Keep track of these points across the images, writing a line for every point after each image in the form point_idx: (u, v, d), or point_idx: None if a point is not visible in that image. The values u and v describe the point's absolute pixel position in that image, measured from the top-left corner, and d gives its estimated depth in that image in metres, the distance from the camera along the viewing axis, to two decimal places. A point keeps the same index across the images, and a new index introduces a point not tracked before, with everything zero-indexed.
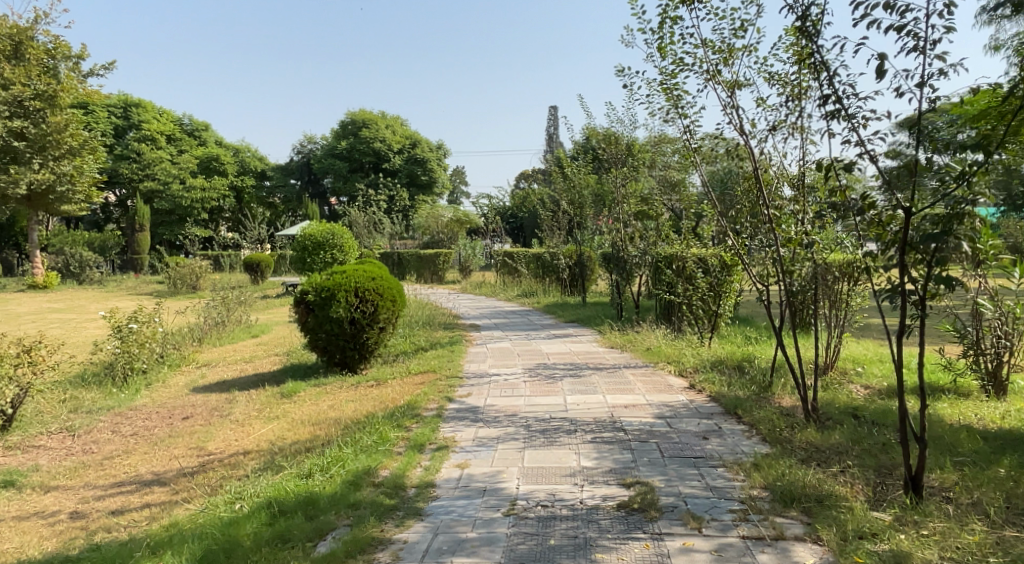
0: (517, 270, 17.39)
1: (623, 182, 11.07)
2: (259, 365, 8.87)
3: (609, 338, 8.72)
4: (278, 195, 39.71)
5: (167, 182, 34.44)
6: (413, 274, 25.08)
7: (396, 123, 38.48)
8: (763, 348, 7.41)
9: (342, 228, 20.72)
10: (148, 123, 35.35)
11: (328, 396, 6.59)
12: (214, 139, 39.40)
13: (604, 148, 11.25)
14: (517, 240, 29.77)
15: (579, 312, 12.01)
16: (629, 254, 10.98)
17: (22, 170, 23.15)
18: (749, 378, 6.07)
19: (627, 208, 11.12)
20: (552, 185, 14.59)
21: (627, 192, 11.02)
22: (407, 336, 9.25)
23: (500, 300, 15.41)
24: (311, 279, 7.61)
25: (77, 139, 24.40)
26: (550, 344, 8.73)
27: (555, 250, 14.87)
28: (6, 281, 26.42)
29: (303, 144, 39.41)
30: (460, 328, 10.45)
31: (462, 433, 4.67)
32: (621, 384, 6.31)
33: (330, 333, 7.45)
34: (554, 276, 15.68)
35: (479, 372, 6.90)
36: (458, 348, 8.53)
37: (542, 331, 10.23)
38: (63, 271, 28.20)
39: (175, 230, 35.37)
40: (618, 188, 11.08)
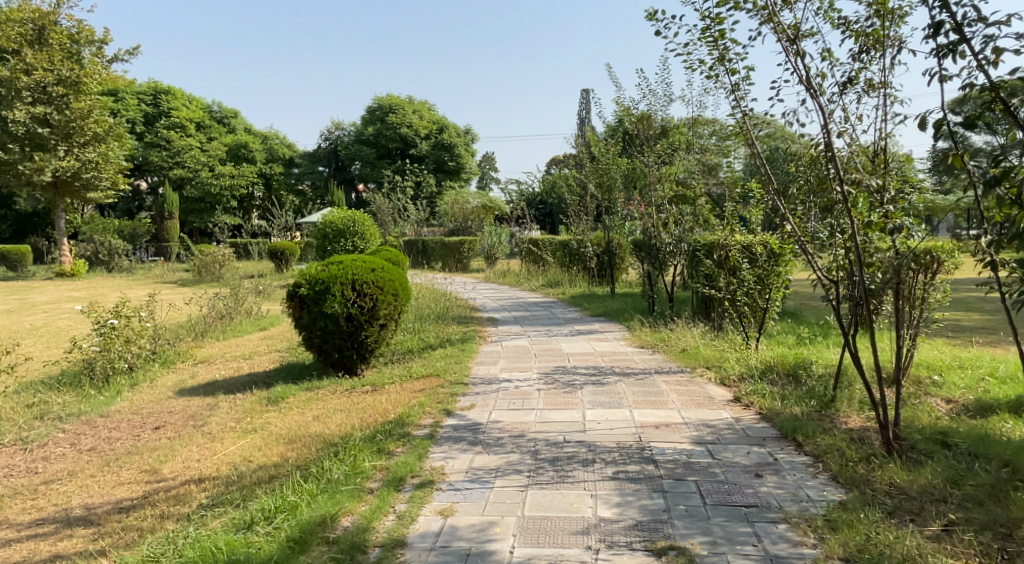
0: (543, 259, 16.52)
1: (656, 164, 10.12)
2: (256, 363, 8.15)
3: (639, 336, 7.82)
4: (306, 182, 39.40)
5: (196, 170, 34.18)
6: (438, 262, 24.35)
7: (424, 108, 37.79)
8: (817, 350, 6.45)
9: (364, 215, 20.18)
10: (177, 110, 35.08)
11: (319, 404, 5.82)
12: (243, 125, 38.95)
13: (635, 127, 10.31)
14: (546, 227, 28.88)
15: (607, 305, 11.10)
16: (662, 242, 10.01)
17: (47, 157, 22.81)
18: (804, 389, 5.13)
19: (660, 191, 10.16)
20: (579, 168, 13.67)
21: (661, 174, 10.07)
22: (416, 333, 8.44)
23: (524, 291, 14.55)
24: (305, 270, 6.86)
25: (101, 126, 24.07)
26: (574, 343, 7.84)
27: (582, 238, 13.96)
28: (35, 269, 26.29)
29: (330, 130, 39.14)
30: (477, 323, 9.60)
31: (455, 462, 3.83)
32: (652, 394, 5.40)
33: (325, 331, 6.68)
34: (581, 266, 14.77)
35: (490, 377, 6.07)
36: (471, 347, 7.69)
37: (566, 327, 9.33)
38: (91, 260, 28.05)
39: (204, 218, 35.15)
40: (651, 170, 10.13)
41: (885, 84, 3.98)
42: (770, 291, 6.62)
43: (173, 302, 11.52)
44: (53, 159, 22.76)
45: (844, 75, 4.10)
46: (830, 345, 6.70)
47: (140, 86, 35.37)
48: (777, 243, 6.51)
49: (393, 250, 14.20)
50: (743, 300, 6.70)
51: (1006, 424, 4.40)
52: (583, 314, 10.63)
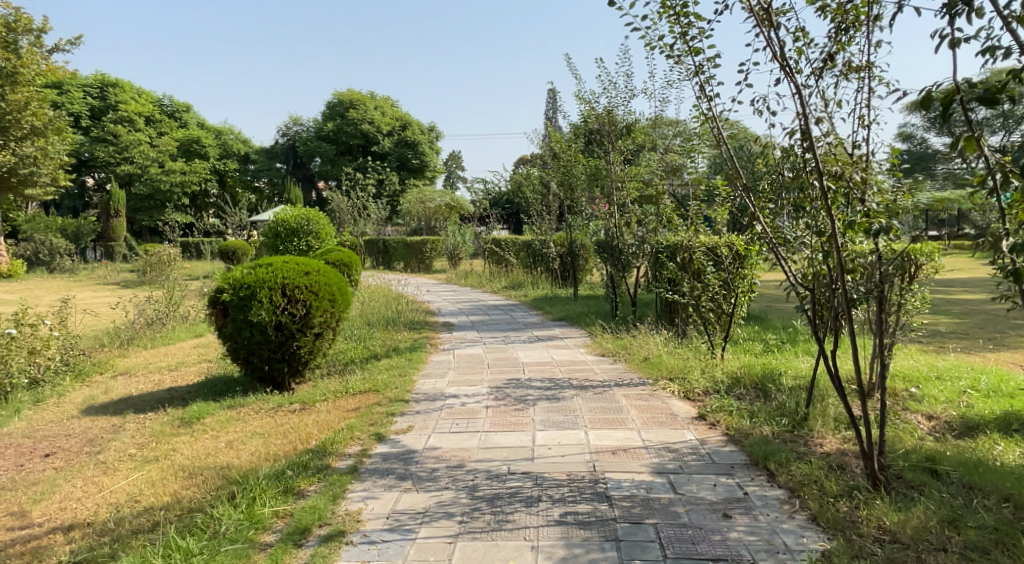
0: (505, 260, 15.97)
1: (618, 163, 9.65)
2: (183, 375, 7.45)
3: (600, 343, 7.32)
4: (263, 180, 38.26)
5: (146, 166, 32.92)
6: (398, 263, 23.65)
7: (385, 104, 37.01)
8: (787, 360, 6.01)
9: (317, 213, 19.43)
10: (125, 104, 33.68)
11: (239, 425, 5.21)
12: (195, 121, 37.81)
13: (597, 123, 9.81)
14: (510, 225, 28.36)
15: (570, 309, 10.58)
16: (624, 242, 9.51)
17: None
18: (776, 405, 4.66)
19: (623, 189, 9.68)
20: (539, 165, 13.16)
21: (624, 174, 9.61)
22: (360, 341, 7.81)
23: (484, 293, 13.98)
24: (230, 274, 6.19)
25: (40, 119, 22.75)
26: (529, 351, 7.31)
27: (544, 237, 13.45)
28: None
29: (288, 126, 38.09)
30: (429, 329, 9.00)
31: (374, 503, 3.27)
32: (610, 411, 4.89)
33: (251, 341, 6.04)
34: (544, 266, 14.27)
35: (433, 392, 5.50)
36: (418, 356, 7.10)
37: (523, 332, 8.79)
38: (32, 260, 26.70)
39: (155, 216, 33.87)
40: (614, 169, 9.65)
41: (868, 65, 3.48)
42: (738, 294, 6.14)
43: (88, 308, 10.72)
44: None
45: (822, 53, 3.60)
46: (801, 352, 6.27)
47: (86, 79, 33.89)
48: (743, 244, 6.04)
49: (345, 250, 13.50)
50: (708, 304, 6.20)
51: (997, 446, 3.98)
52: (543, 318, 10.10)
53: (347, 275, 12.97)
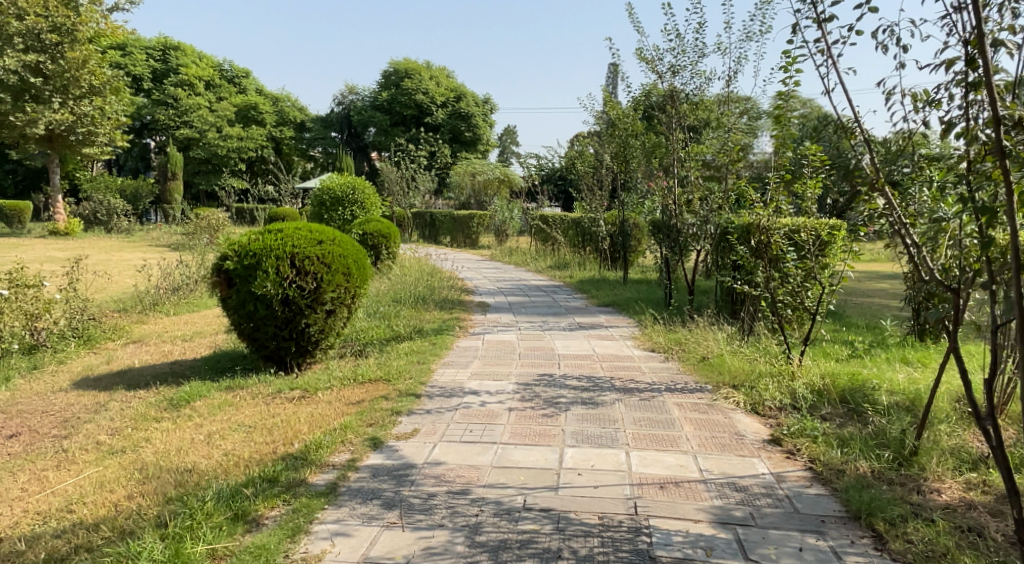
0: (551, 238, 15.10)
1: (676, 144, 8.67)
2: (192, 347, 6.85)
3: (649, 335, 6.44)
4: (317, 148, 38.08)
5: (204, 130, 32.86)
6: (445, 237, 23.02)
7: (441, 74, 36.36)
8: (876, 371, 5.04)
9: (363, 182, 18.90)
10: (186, 67, 33.71)
11: (228, 412, 4.52)
12: (254, 87, 37.83)
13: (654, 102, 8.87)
14: (561, 203, 27.47)
15: (620, 293, 9.65)
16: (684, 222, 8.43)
17: (40, 108, 21.21)
18: (869, 433, 3.72)
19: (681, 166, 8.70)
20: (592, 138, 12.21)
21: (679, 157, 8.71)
22: (382, 321, 7.06)
23: (527, 272, 13.14)
24: (235, 240, 5.50)
25: (98, 78, 22.55)
26: (569, 342, 6.44)
27: (594, 215, 12.53)
28: (31, 228, 25.07)
29: (344, 95, 37.79)
30: (461, 310, 8.22)
31: (345, 543, 2.53)
32: (659, 422, 4.04)
33: (255, 316, 5.35)
34: (592, 246, 13.35)
35: (452, 386, 4.72)
36: (443, 341, 6.32)
37: (564, 318, 7.93)
38: (90, 220, 26.94)
39: (211, 180, 34.06)
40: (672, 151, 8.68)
41: None
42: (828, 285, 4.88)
43: (114, 271, 10.33)
44: (47, 111, 21.17)
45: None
46: (889, 361, 5.30)
47: (149, 41, 34.00)
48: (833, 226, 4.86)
49: (385, 220, 12.86)
50: (789, 298, 5.02)
51: None
52: (589, 302, 9.22)
53: (384, 248, 12.36)
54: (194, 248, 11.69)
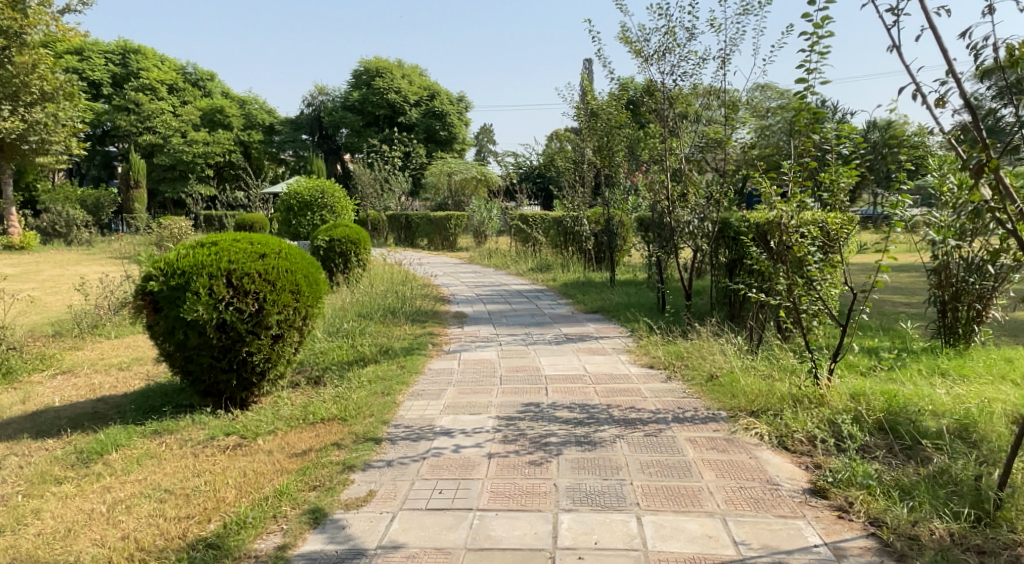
0: (532, 238, 14.35)
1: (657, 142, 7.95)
2: (126, 379, 5.98)
3: (646, 349, 5.72)
4: (288, 151, 37.10)
5: (165, 135, 32.30)
6: (421, 239, 22.17)
7: (414, 73, 35.58)
8: (910, 387, 4.36)
9: (333, 185, 18.07)
10: (147, 71, 32.95)
11: (146, 469, 3.72)
12: (219, 90, 36.90)
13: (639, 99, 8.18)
14: (541, 201, 26.75)
15: (609, 297, 8.90)
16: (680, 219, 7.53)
17: None
18: (930, 479, 3.02)
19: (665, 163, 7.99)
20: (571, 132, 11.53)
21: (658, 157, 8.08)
22: (344, 342, 6.24)
23: (508, 276, 12.38)
24: (162, 257, 4.69)
25: (50, 83, 21.46)
26: (556, 359, 5.68)
27: (576, 214, 11.82)
28: None
29: (313, 97, 36.87)
30: (435, 323, 7.42)
31: None
32: (672, 467, 3.30)
33: (186, 345, 4.55)
34: (575, 246, 12.64)
35: (420, 425, 3.94)
36: (414, 363, 5.53)
37: (550, 328, 7.16)
38: (50, 234, 25.77)
39: (177, 188, 33.13)
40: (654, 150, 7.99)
41: None
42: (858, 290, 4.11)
43: (55, 290, 9.44)
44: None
45: None
46: (924, 377, 4.63)
47: (108, 46, 32.93)
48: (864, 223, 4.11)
49: (353, 225, 12.05)
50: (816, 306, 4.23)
51: None
52: (577, 308, 8.47)
53: (353, 254, 11.56)
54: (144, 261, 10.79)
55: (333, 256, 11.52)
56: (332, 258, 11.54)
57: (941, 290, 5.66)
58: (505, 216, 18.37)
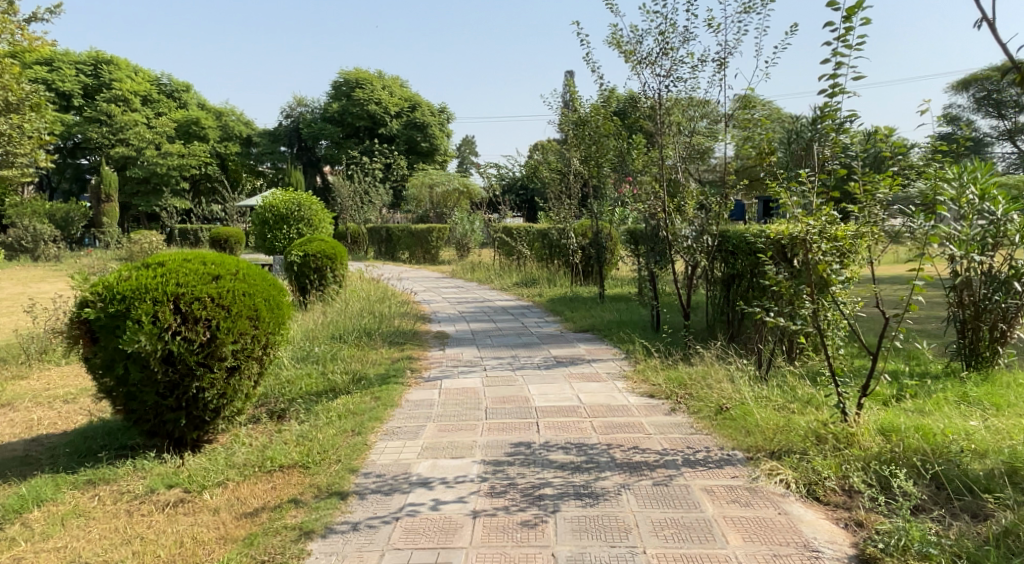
0: (517, 251, 13.84)
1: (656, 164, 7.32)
2: (70, 413, 5.39)
3: (646, 375, 5.23)
4: (266, 163, 36.46)
5: (140, 148, 31.42)
6: (402, 252, 21.59)
7: (395, 83, 35.12)
8: (944, 421, 3.90)
9: (310, 197, 17.51)
10: (119, 82, 32.48)
11: (70, 532, 3.18)
12: (195, 101, 36.42)
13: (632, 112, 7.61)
14: (524, 213, 26.29)
15: (599, 315, 8.40)
16: (674, 231, 6.99)
17: None
18: (995, 549, 2.59)
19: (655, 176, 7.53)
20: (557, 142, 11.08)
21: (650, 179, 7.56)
22: (314, 369, 5.69)
23: (492, 291, 11.86)
24: (101, 280, 4.13)
25: (15, 93, 20.80)
26: (547, 387, 5.17)
27: (563, 226, 11.35)
28: None
29: (292, 108, 36.27)
30: (414, 345, 6.89)
31: None
32: (693, 529, 2.86)
33: (128, 380, 3.99)
34: (562, 260, 12.15)
35: (393, 474, 3.42)
36: (389, 394, 4.99)
37: (538, 350, 6.66)
38: (17, 250, 25.00)
39: (150, 202, 32.44)
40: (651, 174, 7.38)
41: None
42: (891, 315, 3.65)
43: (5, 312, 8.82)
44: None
45: None
46: (956, 409, 4.17)
47: (79, 56, 32.23)
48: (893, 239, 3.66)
49: (330, 239, 11.50)
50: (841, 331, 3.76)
51: None
52: (566, 327, 7.96)
53: (329, 270, 11.00)
54: None
55: (307, 272, 10.93)
56: (306, 274, 10.96)
57: (961, 309, 5.22)
58: (489, 228, 17.85)
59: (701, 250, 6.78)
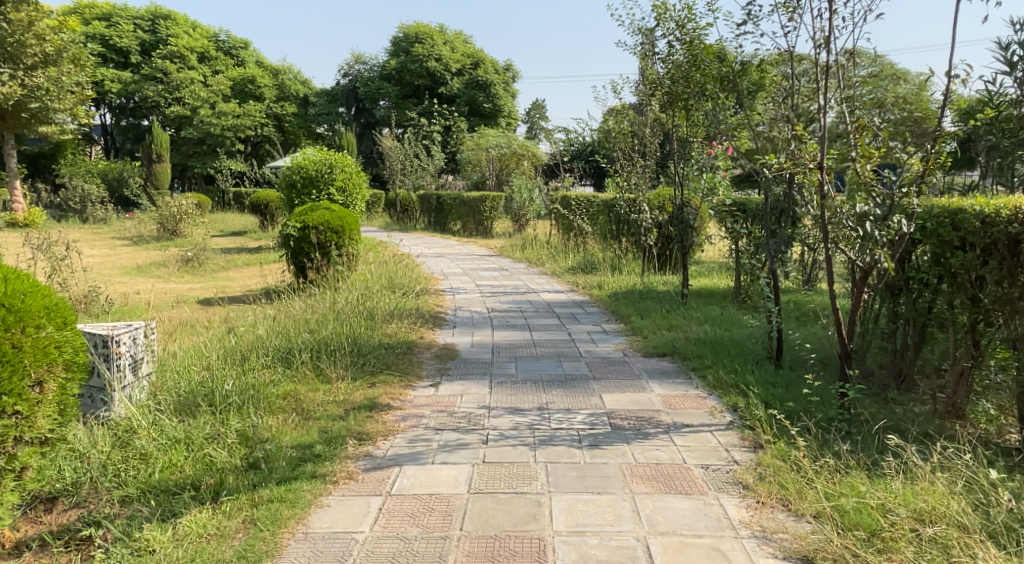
0: (575, 226, 11.21)
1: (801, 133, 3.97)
2: None
3: (787, 494, 2.64)
4: (323, 126, 35.00)
5: (195, 106, 31.54)
6: (454, 223, 19.31)
7: (458, 39, 32.81)
8: None
9: (344, 158, 15.52)
10: (176, 37, 32.93)
11: None
12: (254, 59, 36.15)
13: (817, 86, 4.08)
14: (594, 181, 23.60)
15: (684, 327, 5.71)
16: (857, 175, 3.42)
17: None
18: None
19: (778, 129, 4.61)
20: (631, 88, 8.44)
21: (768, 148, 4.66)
22: (195, 435, 3.31)
23: (539, 278, 9.36)
24: None
25: (52, 44, 21.87)
26: (585, 508, 2.65)
27: (632, 196, 8.71)
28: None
29: (350, 66, 34.58)
30: (391, 376, 4.48)
31: None
32: None
33: None
34: (630, 239, 9.52)
35: None
36: (273, 519, 2.56)
37: (584, 395, 4.10)
38: (73, 208, 26.33)
39: (205, 162, 32.70)
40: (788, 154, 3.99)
41: None
42: None
43: None
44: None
45: None
46: None
47: (139, 12, 33.25)
48: None
49: (338, 207, 9.27)
50: None
51: None
52: (634, 345, 5.35)
53: (333, 246, 8.79)
54: (70, 253, 8.39)
55: (306, 248, 8.70)
56: (305, 251, 8.73)
57: None
58: (546, 197, 15.29)
59: (885, 240, 3.31)
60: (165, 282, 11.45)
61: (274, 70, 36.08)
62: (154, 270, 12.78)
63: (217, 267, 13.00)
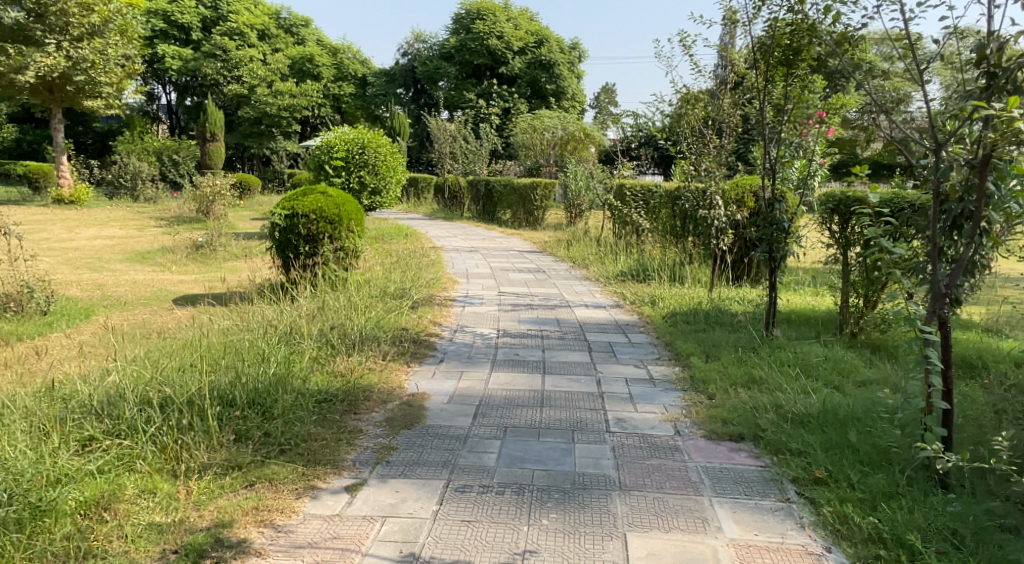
0: (630, 221, 9.33)
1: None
2: None
3: None
4: (380, 107, 33.77)
5: (252, 85, 30.66)
6: (503, 212, 17.61)
7: (523, 17, 30.91)
8: None
9: (377, 136, 13.97)
10: (237, 14, 32.01)
11: None
12: (314, 38, 35.10)
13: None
14: (661, 170, 21.55)
15: (769, 384, 3.87)
16: None
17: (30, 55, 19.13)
18: None
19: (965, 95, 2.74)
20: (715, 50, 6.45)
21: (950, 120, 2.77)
22: None
23: (580, 285, 7.58)
24: None
25: (100, 15, 20.72)
26: None
27: (701, 189, 6.82)
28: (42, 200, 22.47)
29: (409, 45, 33.23)
30: (283, 465, 2.77)
31: None
32: None
33: None
34: (697, 241, 7.63)
35: None
36: None
37: (597, 538, 2.33)
38: (124, 185, 25.63)
39: (261, 142, 31.97)
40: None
41: None
42: None
43: None
44: (35, 53, 19.43)
45: None
46: None
47: None
48: None
49: (336, 191, 7.66)
50: None
51: None
52: (693, 412, 3.53)
53: (327, 239, 7.16)
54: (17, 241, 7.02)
55: (295, 241, 7.14)
56: (294, 245, 7.17)
57: None
58: (603, 186, 13.41)
59: None
60: (162, 271, 10.03)
61: (333, 49, 34.97)
62: (158, 257, 11.42)
63: (230, 255, 11.57)
